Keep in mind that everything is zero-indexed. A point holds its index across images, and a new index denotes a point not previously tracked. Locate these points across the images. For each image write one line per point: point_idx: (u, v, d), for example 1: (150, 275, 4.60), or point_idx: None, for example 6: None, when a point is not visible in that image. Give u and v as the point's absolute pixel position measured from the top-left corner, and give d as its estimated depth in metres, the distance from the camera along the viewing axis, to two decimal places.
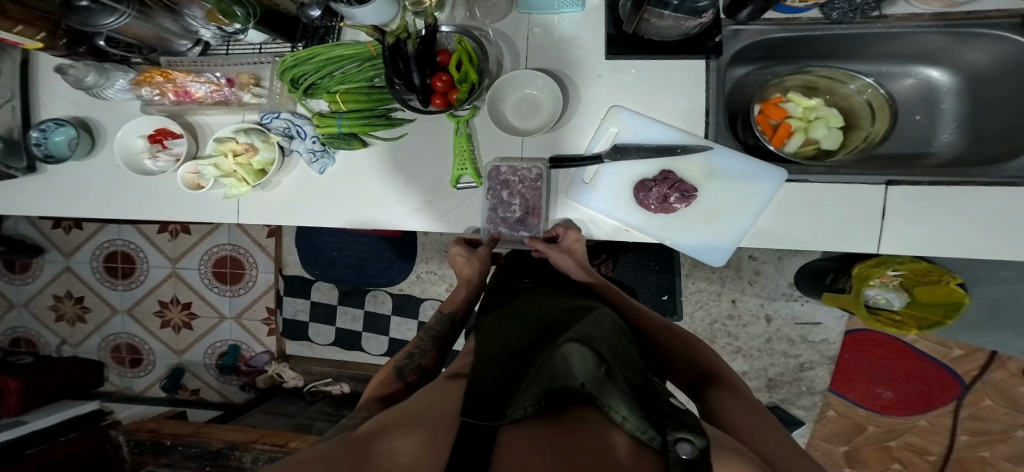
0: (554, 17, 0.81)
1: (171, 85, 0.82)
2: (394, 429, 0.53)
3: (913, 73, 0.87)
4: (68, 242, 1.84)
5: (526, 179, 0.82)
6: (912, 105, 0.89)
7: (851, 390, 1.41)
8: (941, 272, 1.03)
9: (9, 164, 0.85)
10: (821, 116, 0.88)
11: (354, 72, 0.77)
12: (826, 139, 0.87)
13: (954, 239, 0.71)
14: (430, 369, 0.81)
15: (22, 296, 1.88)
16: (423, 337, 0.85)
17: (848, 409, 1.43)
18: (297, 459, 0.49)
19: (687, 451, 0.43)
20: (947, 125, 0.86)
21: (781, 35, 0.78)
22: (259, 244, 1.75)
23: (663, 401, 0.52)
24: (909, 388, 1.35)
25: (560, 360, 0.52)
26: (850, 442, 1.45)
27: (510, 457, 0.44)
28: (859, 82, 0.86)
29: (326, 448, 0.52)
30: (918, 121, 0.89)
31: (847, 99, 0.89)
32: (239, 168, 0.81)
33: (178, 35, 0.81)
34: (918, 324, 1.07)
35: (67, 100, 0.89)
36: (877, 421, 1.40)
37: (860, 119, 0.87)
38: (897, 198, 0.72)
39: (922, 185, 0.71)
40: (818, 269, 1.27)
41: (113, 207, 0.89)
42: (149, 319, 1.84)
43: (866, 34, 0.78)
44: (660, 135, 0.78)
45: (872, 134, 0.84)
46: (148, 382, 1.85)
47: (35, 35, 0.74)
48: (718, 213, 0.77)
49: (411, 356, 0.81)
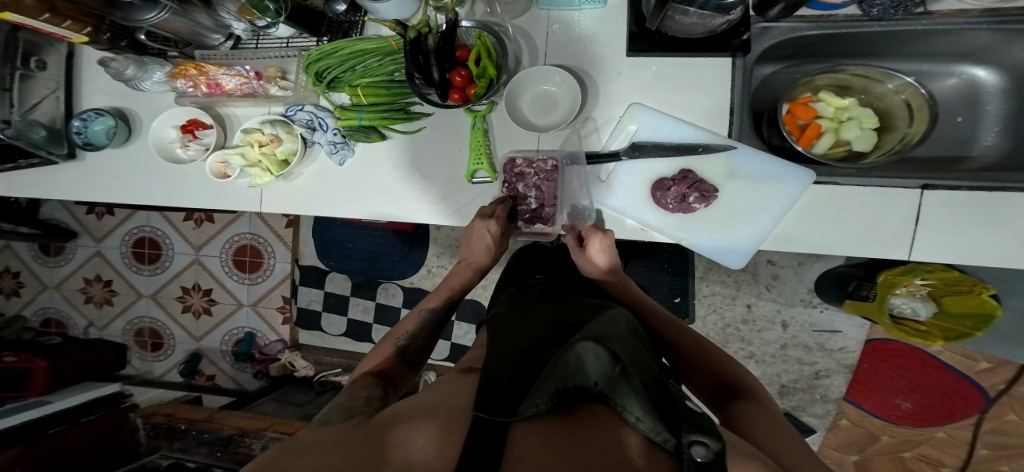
0: (574, 13, 0.81)
1: (203, 78, 0.85)
2: (404, 419, 0.55)
3: (956, 72, 0.84)
4: (99, 228, 1.91)
5: (541, 171, 0.81)
6: (956, 106, 0.86)
7: (867, 399, 1.38)
8: (973, 282, 1.00)
9: (51, 150, 0.88)
10: (854, 117, 0.86)
11: (376, 66, 0.78)
12: (858, 140, 0.85)
13: (976, 247, 0.69)
14: (426, 349, 0.81)
15: (54, 279, 1.96)
16: (421, 316, 0.83)
17: (862, 419, 1.40)
18: (303, 444, 0.51)
19: (701, 453, 0.43)
20: (989, 127, 0.83)
21: (814, 33, 0.77)
22: (278, 234, 1.79)
23: (676, 404, 0.53)
24: (931, 399, 1.30)
25: (575, 358, 0.53)
26: (862, 451, 1.41)
27: (520, 452, 0.45)
28: (897, 81, 0.84)
29: (339, 432, 0.54)
30: (959, 123, 0.86)
31: (882, 99, 0.87)
32: (264, 158, 0.83)
33: (211, 30, 0.83)
34: (945, 335, 1.07)
35: (103, 90, 0.93)
36: (891, 431, 1.36)
37: (896, 120, 0.85)
38: (932, 202, 0.70)
39: (960, 189, 0.69)
40: (839, 276, 1.24)
41: (140, 196, 0.92)
42: (172, 304, 1.89)
43: (903, 31, 0.76)
44: (678, 133, 0.77)
45: (908, 136, 0.82)
46: (168, 366, 1.91)
47: (81, 29, 0.76)
48: (737, 214, 0.76)
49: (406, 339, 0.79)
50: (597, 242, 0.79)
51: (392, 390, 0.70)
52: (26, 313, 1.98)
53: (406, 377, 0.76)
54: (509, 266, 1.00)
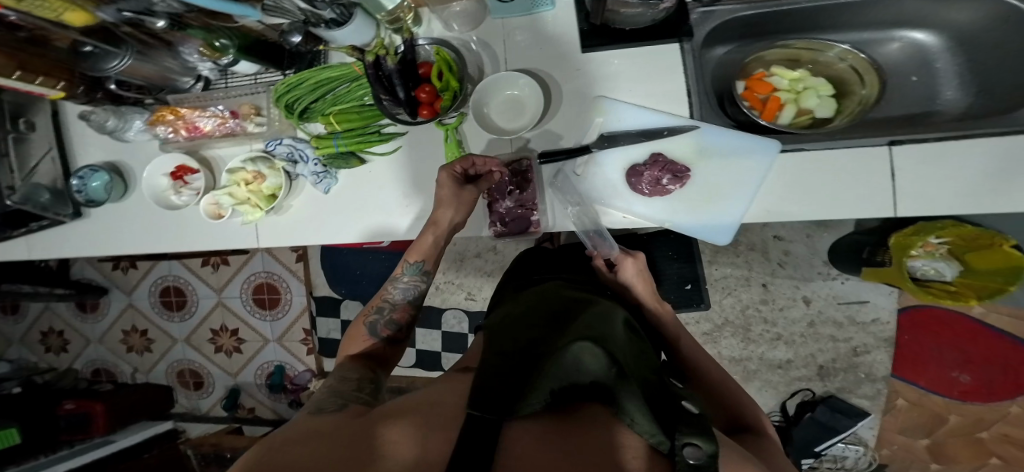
0: (526, 18, 0.82)
1: (182, 122, 0.90)
2: (400, 413, 0.56)
3: (897, 36, 0.85)
4: (127, 281, 2.03)
5: (518, 173, 0.83)
6: (907, 66, 0.85)
7: (921, 375, 1.30)
8: (990, 236, 0.95)
9: (58, 211, 0.95)
10: (810, 87, 0.84)
11: (344, 92, 0.82)
12: (820, 108, 0.83)
13: (987, 194, 0.65)
14: (407, 321, 0.81)
15: (96, 332, 2.08)
16: (394, 289, 0.81)
17: (922, 398, 1.31)
18: (300, 432, 0.53)
19: (694, 456, 0.42)
20: (949, 81, 0.82)
21: (752, 13, 0.77)
22: (291, 270, 1.86)
23: (673, 405, 0.52)
24: (989, 372, 1.25)
25: (570, 358, 0.53)
26: (932, 435, 1.32)
27: (516, 451, 0.45)
28: (838, 49, 0.81)
29: (335, 422, 0.55)
30: (915, 82, 0.84)
31: (830, 67, 0.85)
32: (252, 194, 0.87)
33: (180, 74, 0.88)
34: (976, 293, 1.01)
35: (99, 150, 0.99)
36: (960, 409, 1.29)
37: (850, 85, 0.83)
38: (904, 159, 0.67)
39: (931, 142, 0.66)
40: (852, 244, 1.20)
41: (151, 245, 0.97)
42: (205, 345, 1.98)
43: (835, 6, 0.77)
44: (646, 119, 0.77)
45: (866, 98, 0.80)
46: (212, 402, 1.98)
47: (56, 84, 0.82)
48: (719, 192, 0.74)
49: (382, 310, 0.79)
50: (633, 267, 0.83)
51: (381, 369, 0.74)
52: (76, 366, 2.11)
53: (393, 353, 0.79)
54: (509, 268, 1.01)
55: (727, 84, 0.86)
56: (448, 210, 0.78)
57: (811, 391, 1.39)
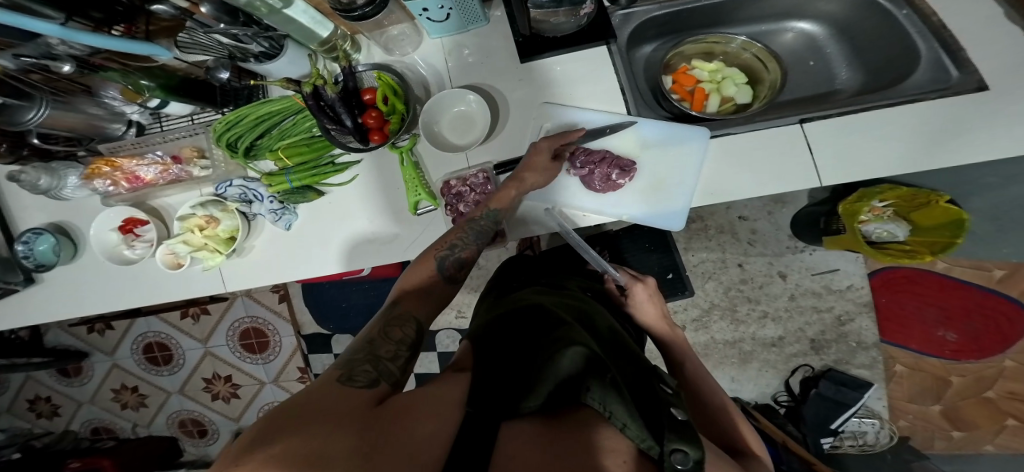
0: (463, 35, 0.85)
1: (120, 173, 0.89)
2: (415, 404, 0.48)
3: (789, 28, 0.93)
4: (106, 342, 1.95)
5: (476, 186, 0.82)
6: (805, 53, 0.94)
7: (910, 340, 1.34)
8: (925, 195, 1.02)
9: (8, 279, 0.92)
10: (727, 76, 0.90)
11: (290, 126, 0.83)
12: (738, 95, 0.89)
13: (923, 150, 0.69)
14: (471, 262, 0.72)
15: (86, 394, 1.98)
16: (467, 228, 0.73)
17: (918, 362, 1.35)
18: (309, 404, 0.42)
19: (681, 462, 0.43)
20: (841, 62, 0.91)
21: (662, 13, 0.83)
22: (276, 312, 1.82)
23: (660, 408, 0.52)
24: (972, 326, 1.29)
25: (564, 363, 0.52)
26: (942, 400, 1.34)
27: (509, 450, 0.44)
28: (739, 40, 0.87)
29: (355, 401, 0.44)
30: (813, 66, 0.94)
31: (737, 57, 0.90)
32: (209, 240, 0.86)
33: (108, 120, 0.86)
34: (930, 249, 1.05)
35: (52, 209, 0.96)
36: (959, 369, 1.32)
37: (759, 71, 0.89)
38: (817, 132, 0.72)
39: (834, 116, 0.72)
40: (809, 215, 1.26)
41: (128, 294, 0.94)
42: (201, 394, 1.91)
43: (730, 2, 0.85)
44: (588, 119, 0.80)
45: (775, 81, 0.85)
46: (219, 448, 1.92)
47: None
48: (663, 181, 0.77)
49: (452, 247, 0.71)
50: (642, 291, 0.87)
51: (430, 319, 0.65)
52: (73, 427, 1.99)
53: (449, 295, 0.70)
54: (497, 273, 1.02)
55: (656, 81, 0.90)
56: (535, 174, 0.76)
57: (810, 367, 1.41)
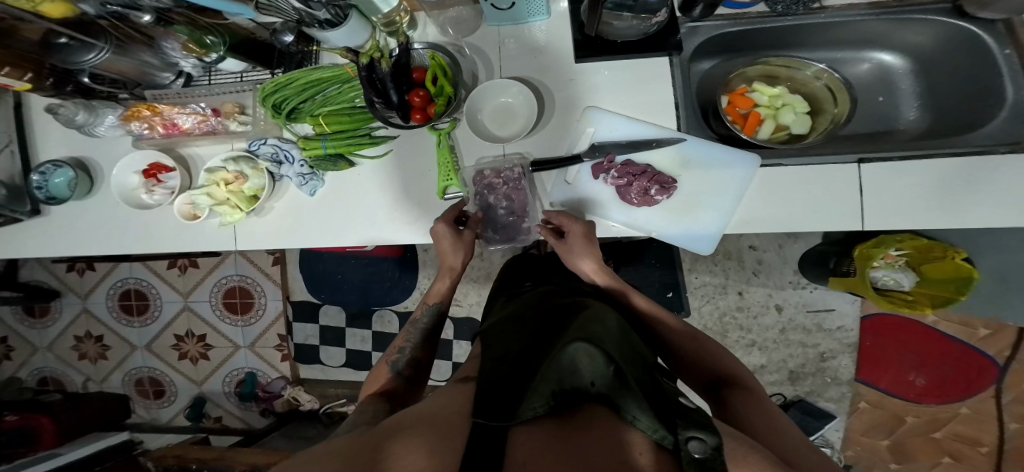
0: (523, 27, 0.83)
1: (158, 119, 0.85)
2: (408, 428, 0.55)
3: (867, 58, 0.90)
4: (82, 285, 1.90)
5: (510, 180, 0.84)
6: (875, 87, 0.91)
7: (882, 378, 1.37)
8: (943, 247, 1.04)
9: (14, 208, 0.88)
10: (787, 103, 0.88)
11: (334, 94, 0.81)
12: (795, 124, 0.88)
13: (946, 207, 0.69)
14: (424, 361, 0.82)
15: (44, 340, 1.93)
16: (410, 329, 0.86)
17: (881, 400, 1.38)
18: (311, 454, 0.53)
19: (699, 449, 0.41)
20: (910, 102, 0.89)
21: (735, 29, 0.81)
22: (266, 273, 1.79)
23: (671, 401, 0.51)
24: (943, 371, 1.31)
25: (568, 361, 0.53)
26: (892, 435, 1.39)
27: (524, 453, 0.43)
28: (813, 68, 0.85)
29: (346, 444, 0.55)
30: (881, 102, 0.92)
31: (805, 85, 0.89)
32: (232, 195, 0.83)
33: (159, 69, 0.84)
34: (931, 302, 1.08)
35: (66, 143, 0.93)
36: (917, 411, 1.35)
37: (823, 102, 0.87)
38: (873, 174, 0.71)
39: (894, 161, 0.70)
40: (820, 253, 1.28)
41: (107, 240, 0.91)
42: (167, 352, 1.87)
43: (812, 24, 0.80)
44: (637, 130, 0.78)
45: (836, 116, 0.83)
46: (172, 413, 1.87)
47: (23, 76, 0.76)
48: (698, 202, 0.76)
49: (401, 351, 0.82)
50: (574, 230, 0.78)
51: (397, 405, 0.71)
52: (21, 375, 1.95)
53: (410, 393, 0.78)
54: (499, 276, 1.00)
55: (711, 96, 0.90)
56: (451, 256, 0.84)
57: (782, 396, 1.44)
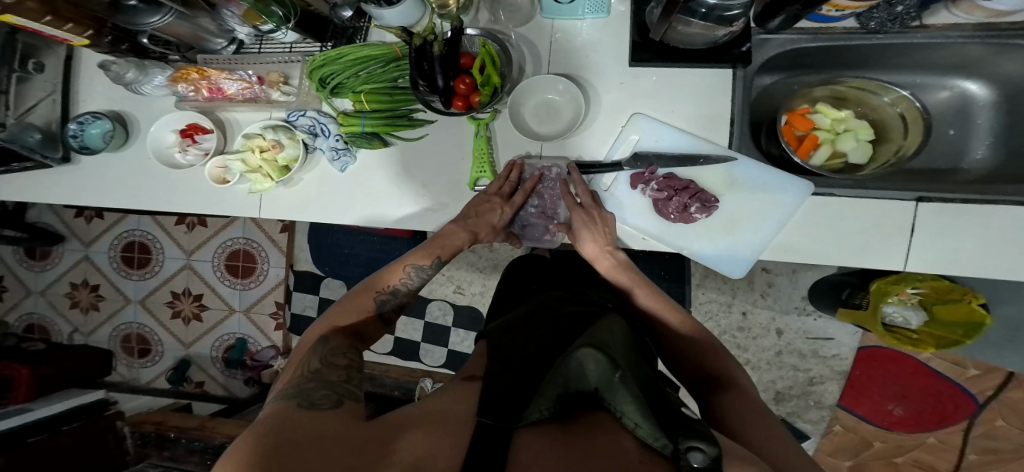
0: (576, 22, 0.81)
1: (205, 82, 0.83)
2: (407, 424, 0.51)
3: (948, 85, 0.82)
4: (88, 232, 1.89)
5: (545, 180, 0.82)
6: (947, 118, 0.84)
7: (862, 405, 1.39)
8: (962, 291, 1.03)
9: (45, 154, 0.87)
10: (850, 128, 0.84)
11: (379, 73, 0.79)
12: (853, 152, 0.84)
13: (968, 257, 0.69)
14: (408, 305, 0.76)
15: (40, 284, 1.92)
16: (406, 273, 0.75)
17: (855, 425, 1.41)
18: (292, 439, 0.45)
19: (698, 460, 0.39)
20: (981, 139, 0.80)
21: (814, 45, 0.76)
22: (273, 240, 1.79)
23: (674, 410, 0.48)
24: (922, 405, 1.35)
25: (575, 364, 0.49)
26: (857, 456, 1.43)
27: (527, 458, 0.42)
28: (893, 94, 0.83)
29: (333, 423, 0.48)
30: (950, 136, 0.84)
31: (877, 110, 0.86)
32: (264, 163, 0.82)
33: (214, 35, 0.84)
34: (936, 343, 1.09)
35: (100, 92, 0.91)
36: (884, 437, 1.40)
37: (891, 132, 0.84)
38: (928, 216, 0.69)
39: (954, 203, 0.68)
40: (834, 283, 1.27)
41: (120, 194, 0.90)
42: (161, 310, 1.86)
43: (901, 43, 0.74)
44: (681, 143, 0.76)
45: (904, 148, 0.81)
46: (155, 373, 1.87)
47: (84, 32, 0.75)
48: (739, 223, 0.75)
49: (393, 293, 0.74)
50: (579, 218, 0.77)
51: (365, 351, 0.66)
52: (8, 319, 1.94)
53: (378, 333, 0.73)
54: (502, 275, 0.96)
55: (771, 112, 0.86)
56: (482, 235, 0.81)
57: None
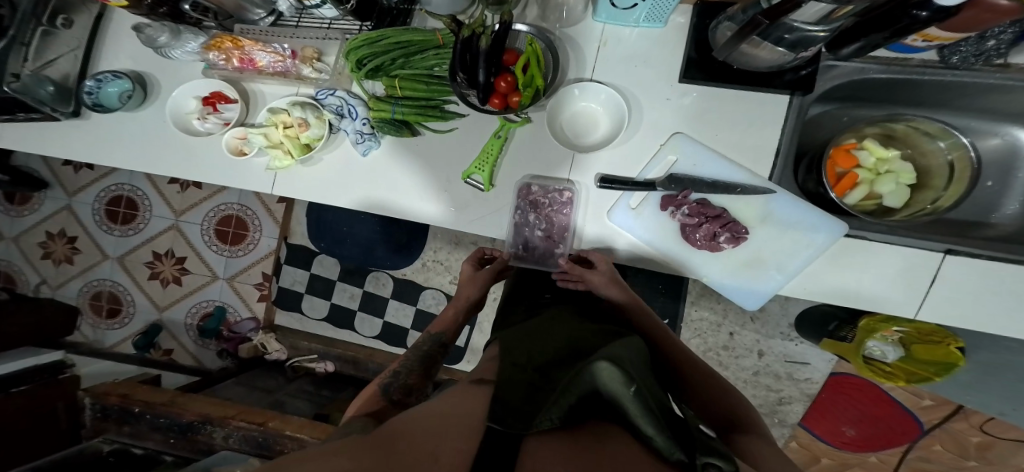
0: (627, 29, 0.80)
1: (238, 52, 0.80)
2: (410, 432, 0.48)
3: (1000, 132, 0.83)
4: (74, 181, 1.78)
5: (554, 203, 0.82)
6: (990, 168, 0.85)
7: (820, 426, 1.44)
8: (944, 334, 1.06)
9: (55, 107, 0.82)
10: (893, 171, 0.86)
11: (417, 60, 0.77)
12: (890, 194, 0.86)
13: (967, 307, 0.72)
14: (417, 385, 0.76)
15: (14, 230, 1.81)
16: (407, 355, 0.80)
17: (810, 442, 1.47)
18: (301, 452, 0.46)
19: None
20: (1015, 196, 0.82)
21: (883, 75, 0.75)
22: (268, 209, 1.72)
23: (687, 426, 0.47)
24: (875, 428, 1.38)
25: (587, 377, 0.48)
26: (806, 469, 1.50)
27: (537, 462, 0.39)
28: (950, 140, 0.81)
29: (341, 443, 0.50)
30: (988, 187, 0.85)
31: (928, 156, 0.85)
32: (287, 140, 0.79)
33: (255, 4, 0.80)
34: (907, 376, 1.12)
35: (126, 51, 0.87)
36: (832, 454, 1.45)
37: (934, 178, 0.84)
38: (951, 268, 0.72)
39: (981, 258, 0.71)
40: (826, 314, 1.29)
41: (125, 149, 0.86)
42: (140, 270, 1.78)
43: (979, 83, 0.73)
44: (719, 169, 0.76)
45: (941, 198, 0.81)
46: (122, 336, 1.78)
47: None
48: (763, 260, 0.76)
49: (395, 374, 0.76)
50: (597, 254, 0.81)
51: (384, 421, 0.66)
52: None
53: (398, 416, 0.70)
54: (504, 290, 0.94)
55: (816, 143, 0.89)
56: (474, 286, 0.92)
57: None
